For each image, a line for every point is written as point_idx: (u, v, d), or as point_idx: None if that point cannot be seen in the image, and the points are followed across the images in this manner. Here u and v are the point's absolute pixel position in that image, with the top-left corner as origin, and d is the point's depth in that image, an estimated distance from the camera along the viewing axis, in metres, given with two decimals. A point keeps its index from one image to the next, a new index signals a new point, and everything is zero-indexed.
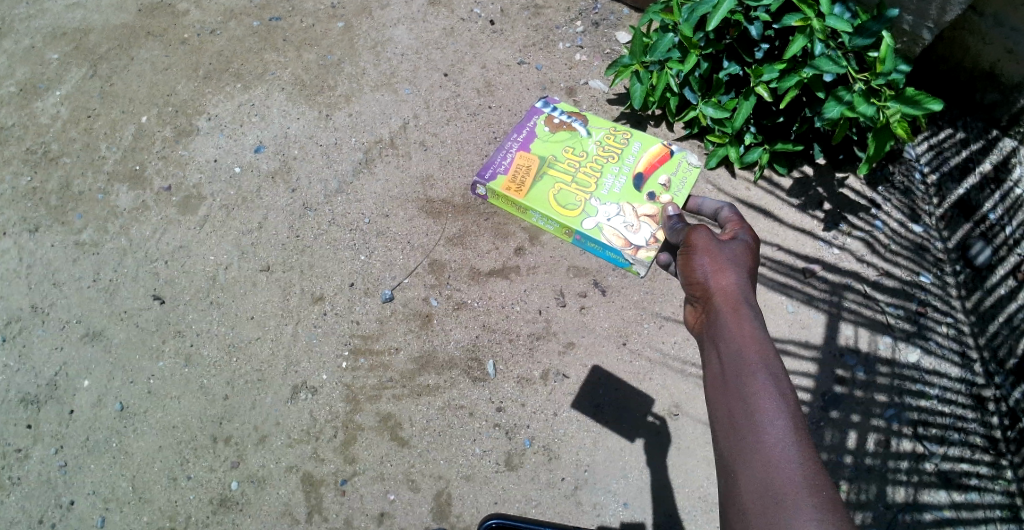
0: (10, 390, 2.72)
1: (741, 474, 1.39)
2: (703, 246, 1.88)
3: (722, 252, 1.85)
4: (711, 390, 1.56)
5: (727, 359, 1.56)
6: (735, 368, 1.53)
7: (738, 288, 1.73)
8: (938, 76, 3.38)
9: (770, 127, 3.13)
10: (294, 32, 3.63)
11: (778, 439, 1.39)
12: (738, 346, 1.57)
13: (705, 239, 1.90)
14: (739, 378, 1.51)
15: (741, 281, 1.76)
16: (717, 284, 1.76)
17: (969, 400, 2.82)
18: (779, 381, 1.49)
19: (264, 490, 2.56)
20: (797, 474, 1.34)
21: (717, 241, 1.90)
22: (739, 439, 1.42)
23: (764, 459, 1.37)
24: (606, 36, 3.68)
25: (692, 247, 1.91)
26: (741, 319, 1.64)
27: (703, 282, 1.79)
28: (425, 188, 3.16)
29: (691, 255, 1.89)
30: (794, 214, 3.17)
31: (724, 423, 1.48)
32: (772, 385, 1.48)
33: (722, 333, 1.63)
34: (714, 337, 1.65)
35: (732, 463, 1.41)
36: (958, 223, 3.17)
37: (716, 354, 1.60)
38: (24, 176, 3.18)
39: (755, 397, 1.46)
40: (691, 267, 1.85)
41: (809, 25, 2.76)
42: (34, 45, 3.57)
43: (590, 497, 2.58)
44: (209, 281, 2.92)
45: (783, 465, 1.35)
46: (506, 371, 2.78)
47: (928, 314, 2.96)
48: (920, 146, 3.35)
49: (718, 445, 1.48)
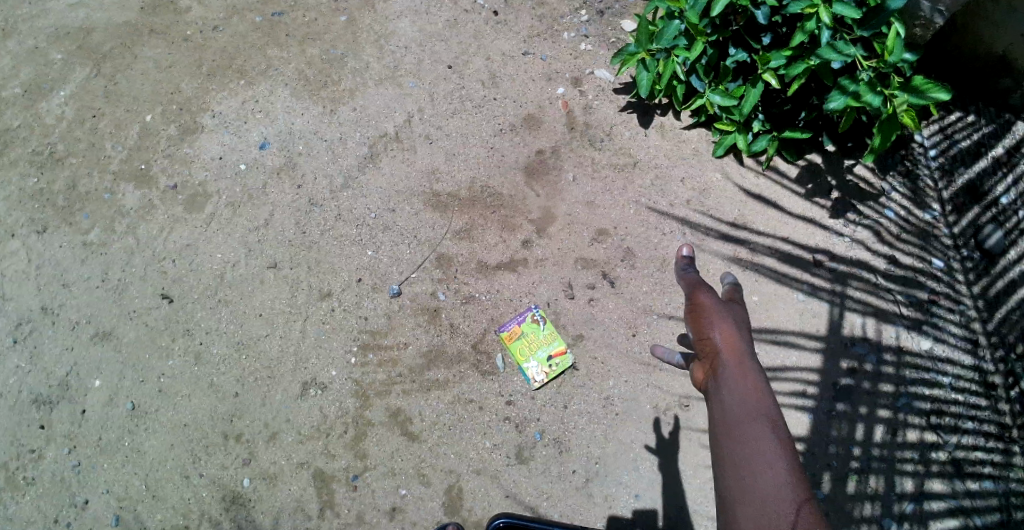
0: (22, 390, 2.72)
1: (741, 519, 1.25)
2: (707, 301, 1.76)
3: (727, 306, 1.73)
4: (713, 437, 1.43)
5: (729, 405, 1.43)
6: (737, 415, 1.41)
7: (743, 340, 1.60)
8: (950, 61, 3.31)
9: (778, 115, 3.09)
10: (297, 27, 3.61)
11: (775, 482, 1.27)
12: (741, 393, 1.44)
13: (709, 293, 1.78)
14: (740, 422, 1.38)
15: (746, 335, 1.63)
16: (718, 332, 1.63)
17: (981, 388, 2.79)
18: (778, 426, 1.36)
19: (276, 487, 2.56)
20: (795, 521, 1.20)
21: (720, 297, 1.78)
22: (739, 482, 1.30)
23: (763, 503, 1.24)
24: (611, 25, 3.65)
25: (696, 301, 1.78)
26: (746, 369, 1.51)
27: (706, 332, 1.66)
28: (431, 182, 3.15)
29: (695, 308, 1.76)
30: (801, 203, 3.13)
31: (725, 467, 1.34)
32: (773, 432, 1.35)
33: (722, 380, 1.51)
34: (715, 387, 1.51)
35: (732, 511, 1.28)
36: (967, 208, 3.14)
37: (719, 402, 1.47)
38: (31, 177, 3.18)
39: (756, 441, 1.33)
40: (696, 318, 1.72)
41: (816, 12, 2.70)
42: (38, 45, 3.56)
43: (601, 490, 2.57)
44: (217, 279, 2.92)
45: (782, 514, 1.22)
46: (516, 365, 2.77)
47: (940, 302, 2.93)
48: (930, 131, 3.32)
49: (719, 491, 1.34)
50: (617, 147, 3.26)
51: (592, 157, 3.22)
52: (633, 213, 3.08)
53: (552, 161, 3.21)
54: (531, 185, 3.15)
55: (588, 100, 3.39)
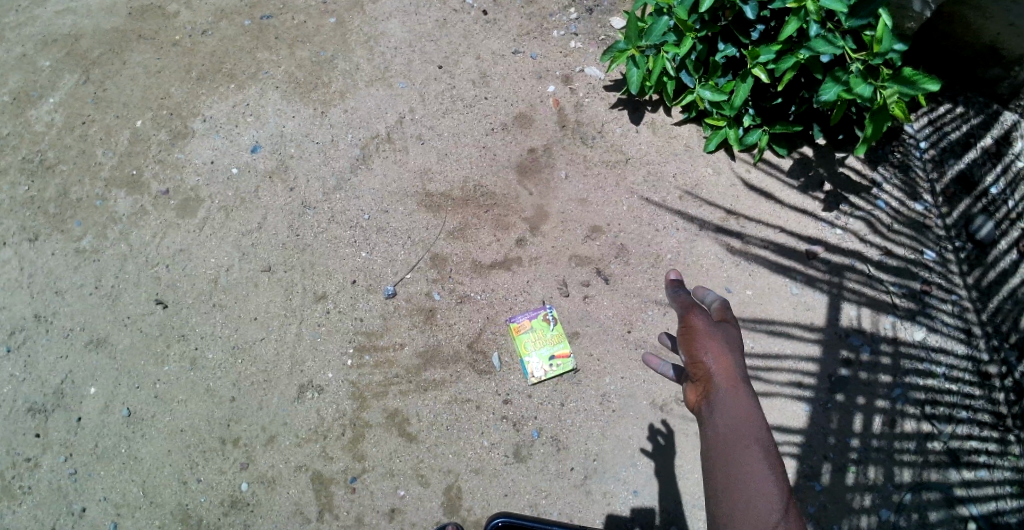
0: (17, 399, 2.71)
1: None
2: (702, 327, 1.63)
3: (722, 334, 1.62)
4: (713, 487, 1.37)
5: (734, 458, 1.36)
6: (741, 468, 1.34)
7: (743, 377, 1.51)
8: (938, 53, 3.35)
9: (768, 109, 3.11)
10: (286, 29, 3.60)
11: None
12: (744, 443, 1.37)
13: (703, 318, 1.65)
14: (743, 478, 1.32)
15: (743, 369, 1.54)
16: (715, 364, 1.53)
17: (975, 378, 2.80)
18: (783, 484, 1.32)
19: (275, 491, 2.56)
20: None
21: (714, 321, 1.66)
22: None
23: None
24: (600, 22, 3.65)
25: (689, 325, 1.65)
26: (748, 413, 1.43)
27: (702, 364, 1.55)
28: (424, 182, 3.15)
29: (689, 333, 1.64)
30: (795, 196, 3.15)
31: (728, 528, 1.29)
32: (777, 493, 1.30)
33: (723, 422, 1.42)
34: (714, 428, 1.43)
35: None
36: (959, 199, 3.16)
37: (719, 448, 1.39)
38: (22, 185, 3.16)
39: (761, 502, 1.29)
40: (691, 346, 1.60)
41: (804, 7, 2.71)
42: (26, 53, 3.54)
43: (600, 486, 2.58)
44: (211, 284, 2.91)
45: None
46: (513, 363, 2.77)
47: (933, 292, 2.94)
48: (920, 123, 3.33)
49: None
50: (609, 144, 3.26)
51: (584, 155, 3.23)
52: (626, 209, 3.09)
53: (544, 160, 3.22)
54: (523, 184, 3.15)
55: (579, 98, 3.40)
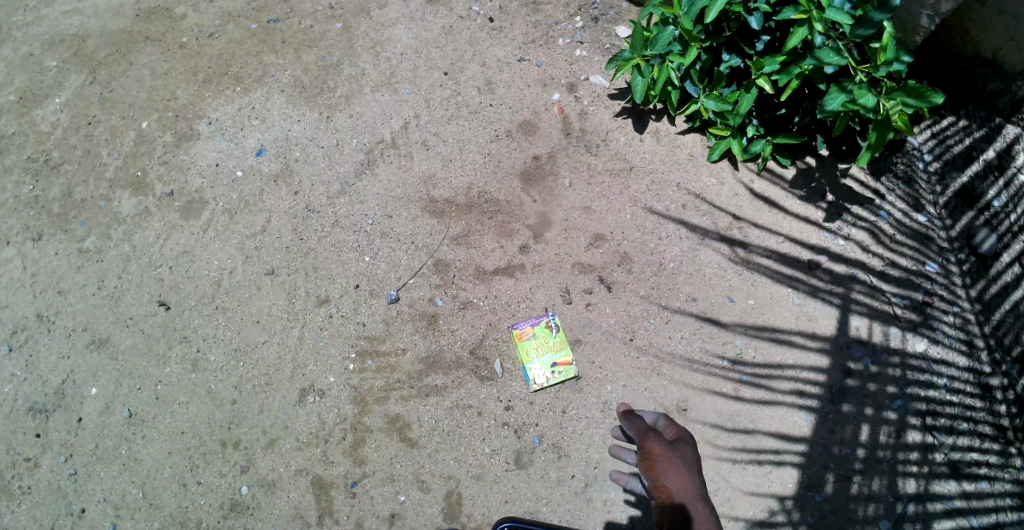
0: (17, 399, 2.71)
1: None
2: (661, 452, 1.63)
3: (679, 458, 1.64)
4: None
5: None
6: None
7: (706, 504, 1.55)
8: (939, 66, 3.38)
9: (771, 119, 3.12)
10: (292, 33, 3.61)
11: None
12: None
13: (659, 443, 1.66)
14: None
15: (705, 496, 1.57)
16: (682, 493, 1.55)
17: (977, 390, 2.81)
18: None
19: (275, 494, 2.56)
20: None
21: (669, 444, 1.67)
22: None
23: None
24: (606, 31, 3.67)
25: (647, 452, 1.64)
26: None
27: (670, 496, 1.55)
28: (428, 188, 3.16)
29: (649, 461, 1.63)
30: (799, 206, 3.16)
31: None
32: None
33: None
34: None
35: None
36: (961, 212, 3.17)
37: None
38: (26, 185, 3.17)
39: None
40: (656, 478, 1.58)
41: (809, 17, 2.74)
42: (32, 52, 3.55)
43: (600, 494, 2.58)
44: (214, 286, 2.92)
45: None
46: (514, 370, 2.77)
47: (935, 303, 2.95)
48: (924, 136, 3.35)
49: None
50: (613, 152, 3.27)
51: (588, 163, 3.24)
52: (630, 218, 3.10)
53: (548, 167, 3.23)
54: (527, 191, 3.16)
55: (584, 106, 3.41)
